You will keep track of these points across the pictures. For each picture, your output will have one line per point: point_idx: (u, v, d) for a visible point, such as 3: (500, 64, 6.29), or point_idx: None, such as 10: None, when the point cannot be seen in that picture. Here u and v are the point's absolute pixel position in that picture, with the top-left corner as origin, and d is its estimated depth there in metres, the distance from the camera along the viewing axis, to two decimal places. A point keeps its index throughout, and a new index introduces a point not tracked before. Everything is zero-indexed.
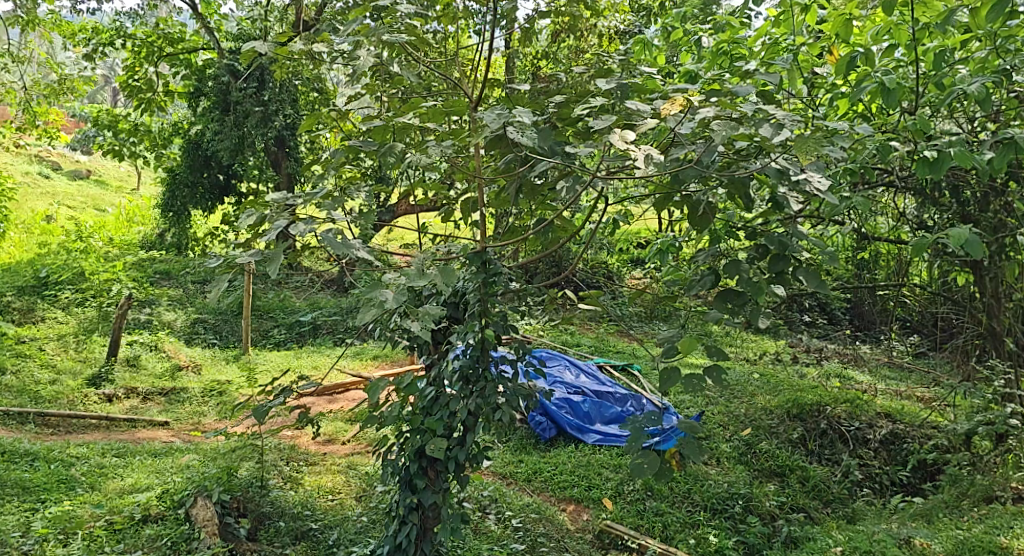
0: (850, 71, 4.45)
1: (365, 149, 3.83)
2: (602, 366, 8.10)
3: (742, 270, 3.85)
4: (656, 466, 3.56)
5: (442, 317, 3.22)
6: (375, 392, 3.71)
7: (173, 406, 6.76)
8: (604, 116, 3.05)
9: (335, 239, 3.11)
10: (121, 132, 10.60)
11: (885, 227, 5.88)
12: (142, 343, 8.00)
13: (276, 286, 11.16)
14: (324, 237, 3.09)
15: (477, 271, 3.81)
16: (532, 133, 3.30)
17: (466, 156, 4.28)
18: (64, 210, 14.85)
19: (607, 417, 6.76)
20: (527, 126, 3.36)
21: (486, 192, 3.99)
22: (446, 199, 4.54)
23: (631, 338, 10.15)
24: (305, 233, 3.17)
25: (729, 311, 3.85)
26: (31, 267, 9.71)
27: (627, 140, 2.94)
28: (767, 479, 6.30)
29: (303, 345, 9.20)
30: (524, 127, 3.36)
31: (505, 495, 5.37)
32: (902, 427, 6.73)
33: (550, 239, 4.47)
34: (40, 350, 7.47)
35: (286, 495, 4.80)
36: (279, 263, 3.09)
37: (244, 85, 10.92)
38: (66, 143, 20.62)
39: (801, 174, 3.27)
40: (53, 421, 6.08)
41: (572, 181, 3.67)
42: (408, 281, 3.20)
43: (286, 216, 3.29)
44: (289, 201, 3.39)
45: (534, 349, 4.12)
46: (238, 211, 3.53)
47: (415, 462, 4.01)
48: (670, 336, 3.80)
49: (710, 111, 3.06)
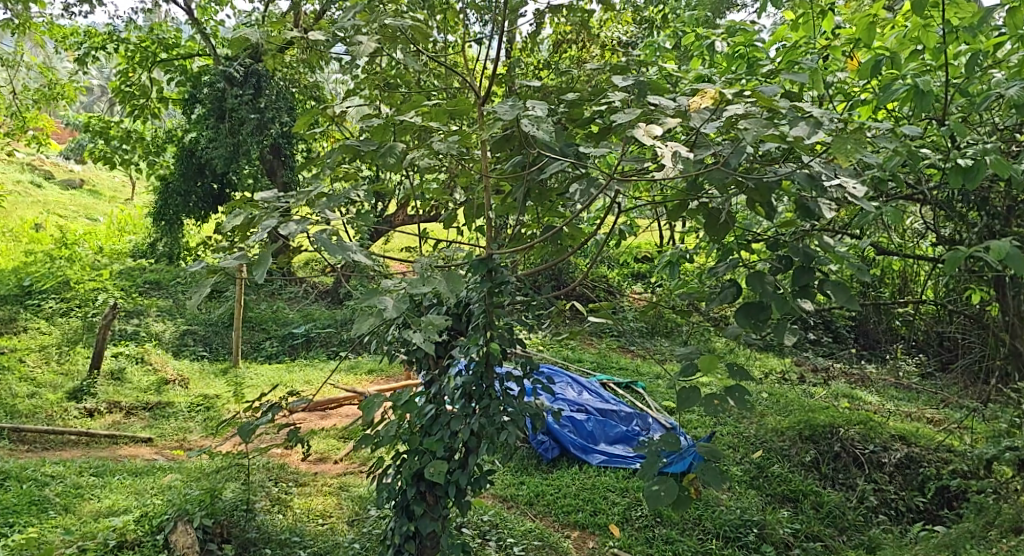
0: (876, 75, 4.20)
1: (364, 149, 3.58)
2: (605, 384, 7.83)
3: (766, 283, 3.58)
4: (675, 494, 3.28)
5: (446, 328, 2.95)
6: (370, 410, 3.44)
7: (158, 421, 6.46)
8: (628, 111, 2.80)
9: (329, 241, 2.85)
10: (113, 139, 10.37)
11: (904, 243, 5.63)
12: (128, 354, 7.71)
13: (269, 297, 10.87)
14: (318, 239, 2.84)
15: (481, 280, 3.55)
16: (549, 127, 3.06)
17: (469, 158, 4.02)
18: (54, 218, 14.56)
19: (612, 437, 6.48)
20: (542, 123, 3.11)
21: (493, 196, 3.73)
22: (447, 205, 4.27)
23: (633, 354, 9.87)
24: (296, 234, 2.92)
25: (751, 327, 3.58)
26: (15, 276, 9.42)
27: (653, 135, 2.68)
28: (780, 505, 6.02)
29: (296, 359, 8.91)
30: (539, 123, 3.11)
31: (507, 520, 5.08)
32: (918, 451, 6.48)
33: (559, 248, 4.21)
34: (20, 362, 7.17)
35: (273, 519, 4.51)
36: (267, 268, 2.84)
37: (239, 92, 10.68)
38: (59, 152, 20.34)
39: (834, 179, 3.05)
40: (28, 437, 5.78)
41: (585, 185, 3.42)
42: (410, 288, 2.95)
43: (275, 216, 3.03)
44: (280, 201, 3.14)
45: (541, 365, 3.85)
46: (224, 211, 3.27)
47: (412, 487, 3.73)
48: (688, 352, 3.53)
49: (739, 107, 2.80)
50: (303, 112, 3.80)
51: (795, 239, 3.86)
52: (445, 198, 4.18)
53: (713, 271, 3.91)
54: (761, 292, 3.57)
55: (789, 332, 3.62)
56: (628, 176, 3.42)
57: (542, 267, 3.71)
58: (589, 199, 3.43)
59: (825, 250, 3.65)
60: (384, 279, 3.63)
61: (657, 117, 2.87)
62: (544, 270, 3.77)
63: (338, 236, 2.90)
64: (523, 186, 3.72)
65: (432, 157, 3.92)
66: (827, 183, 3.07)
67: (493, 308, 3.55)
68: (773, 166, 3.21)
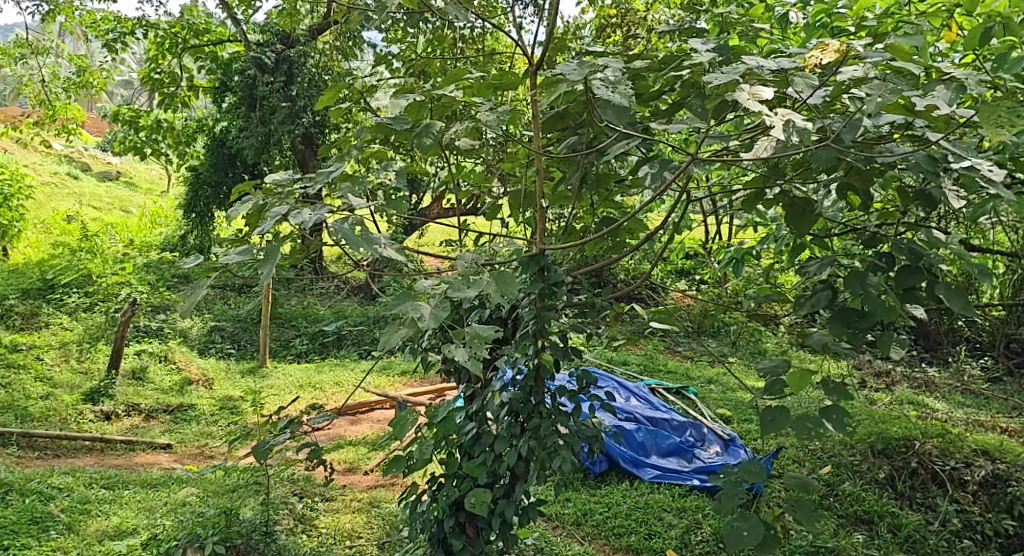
0: (984, 43, 3.57)
1: (397, 127, 3.12)
2: (654, 389, 7.29)
3: (868, 284, 3.03)
4: (759, 535, 2.76)
5: (496, 338, 2.46)
6: (404, 428, 2.96)
7: (179, 426, 6.09)
8: (727, 71, 2.30)
9: (352, 231, 2.35)
10: (143, 129, 10.03)
11: (998, 238, 5.00)
12: (151, 353, 7.39)
13: (300, 293, 10.50)
14: (337, 228, 2.33)
15: (531, 280, 3.06)
16: (626, 90, 2.59)
17: (515, 142, 3.54)
18: (87, 210, 14.39)
19: (665, 449, 5.92)
20: (616, 86, 2.61)
21: (542, 181, 3.23)
22: (488, 196, 3.79)
23: (680, 355, 9.34)
24: (309, 224, 2.35)
25: (848, 336, 3.07)
26: (37, 268, 9.14)
27: (761, 99, 2.18)
28: (853, 528, 5.45)
29: (326, 358, 8.52)
30: (612, 86, 2.61)
31: (552, 544, 4.59)
32: (1005, 468, 5.82)
33: (616, 243, 3.70)
34: (38, 360, 6.87)
35: (295, 543, 4.08)
36: (273, 266, 2.38)
37: (270, 79, 10.31)
38: (99, 145, 20.30)
39: (963, 162, 2.50)
40: (40, 443, 5.44)
41: (657, 167, 2.91)
42: (452, 292, 2.48)
43: (288, 201, 2.48)
44: (293, 184, 2.59)
45: (597, 379, 3.36)
46: (232, 196, 2.78)
47: (451, 517, 3.28)
48: (773, 365, 3.00)
49: (858, 70, 2.28)
50: (327, 87, 3.32)
51: (897, 233, 3.29)
52: (486, 187, 3.69)
53: (799, 272, 3.37)
54: (863, 295, 3.03)
55: (895, 344, 3.06)
56: (709, 158, 2.90)
57: (601, 263, 3.20)
58: (661, 182, 2.92)
59: (935, 246, 3.11)
60: (421, 276, 3.16)
61: (755, 81, 2.35)
62: (603, 267, 3.26)
63: (364, 226, 2.40)
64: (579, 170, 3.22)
65: (474, 138, 3.44)
66: (955, 164, 2.55)
67: (545, 311, 3.06)
68: (884, 144, 2.69)
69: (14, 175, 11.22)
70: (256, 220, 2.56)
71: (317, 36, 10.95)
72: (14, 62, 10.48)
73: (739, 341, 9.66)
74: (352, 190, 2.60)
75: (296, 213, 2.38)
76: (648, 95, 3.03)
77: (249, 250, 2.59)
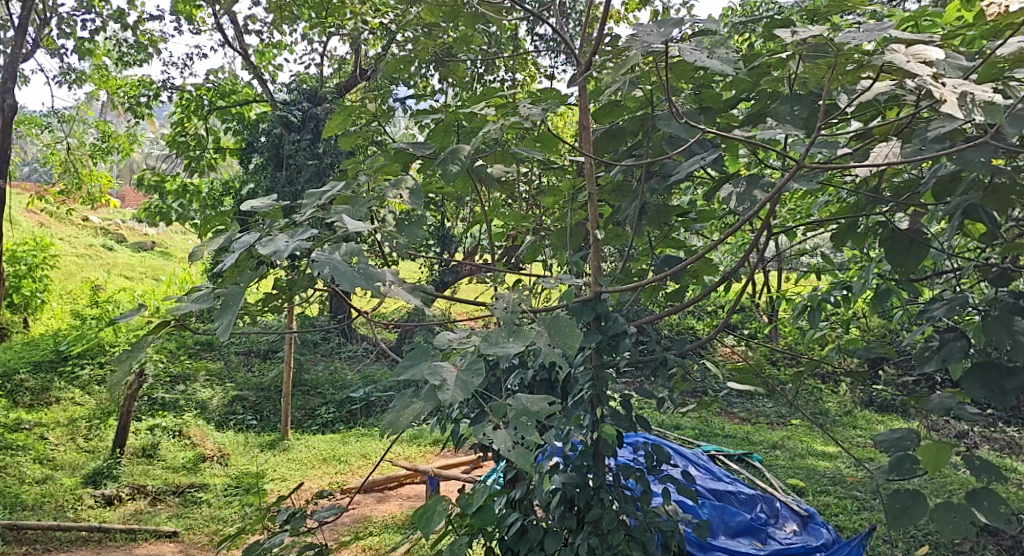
0: None
1: (419, 154, 2.64)
2: (714, 455, 6.53)
3: (1014, 331, 2.41)
4: None
5: (550, 408, 1.93)
6: (431, 522, 2.34)
7: (187, 510, 5.60)
8: (870, 29, 1.97)
9: (344, 264, 1.84)
10: (169, 195, 9.55)
11: None
12: (165, 428, 6.98)
13: (327, 358, 9.99)
14: (323, 261, 1.82)
15: (585, 332, 2.51)
16: (713, 64, 2.07)
17: (556, 170, 3.01)
18: (116, 279, 14.17)
19: (734, 528, 5.09)
20: (712, 52, 2.14)
21: (593, 210, 2.69)
22: (526, 238, 3.22)
23: (735, 419, 8.61)
24: (287, 256, 1.85)
25: (993, 398, 2.42)
26: (53, 339, 8.79)
27: (925, 62, 1.87)
28: None
29: (353, 427, 7.95)
30: (707, 52, 2.13)
31: None
32: None
33: (678, 290, 3.11)
34: (40, 439, 6.45)
35: None
36: (233, 316, 1.91)
37: (297, 137, 10.03)
38: (135, 217, 20.23)
39: None
40: (29, 535, 4.96)
41: (742, 186, 2.36)
42: (487, 348, 1.91)
43: (262, 229, 1.98)
44: (270, 209, 2.10)
45: (669, 455, 2.74)
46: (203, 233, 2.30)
47: None
48: (901, 437, 2.37)
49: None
50: (335, 111, 2.84)
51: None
52: (522, 226, 3.16)
53: (912, 318, 2.75)
54: (1012, 346, 2.39)
55: None
56: (810, 174, 2.33)
57: (670, 308, 2.64)
58: (748, 205, 2.37)
59: None
60: (450, 331, 2.62)
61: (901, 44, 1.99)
62: (672, 311, 2.69)
63: (361, 258, 1.87)
64: (636, 200, 2.69)
65: (509, 165, 2.91)
66: None
67: (603, 372, 2.51)
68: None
69: (40, 246, 11.05)
70: (228, 255, 2.08)
71: (346, 93, 10.71)
72: (39, 133, 10.35)
73: (801, 399, 8.89)
74: (350, 213, 2.10)
75: (267, 242, 1.90)
76: (721, 104, 2.53)
77: (211, 295, 2.09)
